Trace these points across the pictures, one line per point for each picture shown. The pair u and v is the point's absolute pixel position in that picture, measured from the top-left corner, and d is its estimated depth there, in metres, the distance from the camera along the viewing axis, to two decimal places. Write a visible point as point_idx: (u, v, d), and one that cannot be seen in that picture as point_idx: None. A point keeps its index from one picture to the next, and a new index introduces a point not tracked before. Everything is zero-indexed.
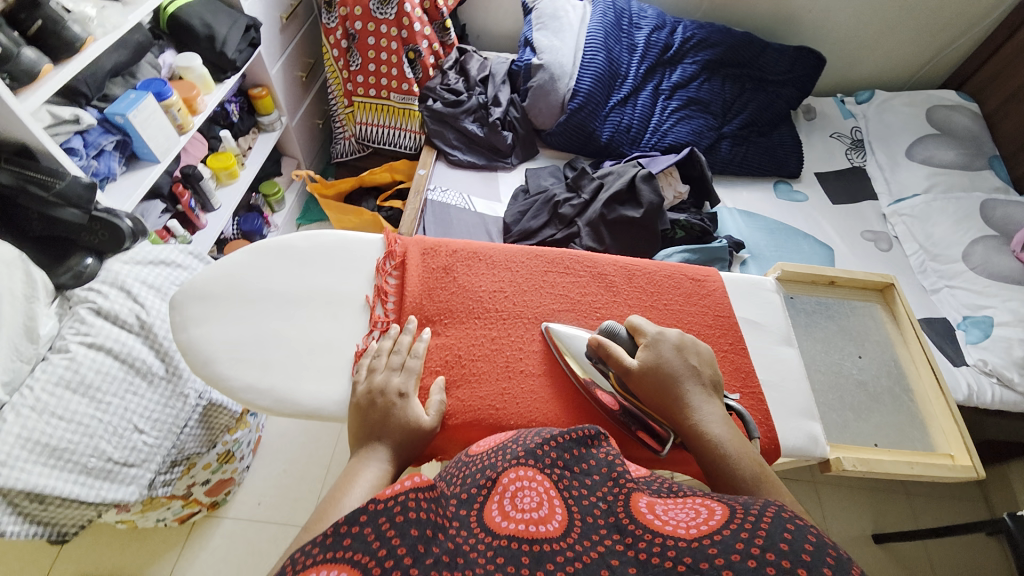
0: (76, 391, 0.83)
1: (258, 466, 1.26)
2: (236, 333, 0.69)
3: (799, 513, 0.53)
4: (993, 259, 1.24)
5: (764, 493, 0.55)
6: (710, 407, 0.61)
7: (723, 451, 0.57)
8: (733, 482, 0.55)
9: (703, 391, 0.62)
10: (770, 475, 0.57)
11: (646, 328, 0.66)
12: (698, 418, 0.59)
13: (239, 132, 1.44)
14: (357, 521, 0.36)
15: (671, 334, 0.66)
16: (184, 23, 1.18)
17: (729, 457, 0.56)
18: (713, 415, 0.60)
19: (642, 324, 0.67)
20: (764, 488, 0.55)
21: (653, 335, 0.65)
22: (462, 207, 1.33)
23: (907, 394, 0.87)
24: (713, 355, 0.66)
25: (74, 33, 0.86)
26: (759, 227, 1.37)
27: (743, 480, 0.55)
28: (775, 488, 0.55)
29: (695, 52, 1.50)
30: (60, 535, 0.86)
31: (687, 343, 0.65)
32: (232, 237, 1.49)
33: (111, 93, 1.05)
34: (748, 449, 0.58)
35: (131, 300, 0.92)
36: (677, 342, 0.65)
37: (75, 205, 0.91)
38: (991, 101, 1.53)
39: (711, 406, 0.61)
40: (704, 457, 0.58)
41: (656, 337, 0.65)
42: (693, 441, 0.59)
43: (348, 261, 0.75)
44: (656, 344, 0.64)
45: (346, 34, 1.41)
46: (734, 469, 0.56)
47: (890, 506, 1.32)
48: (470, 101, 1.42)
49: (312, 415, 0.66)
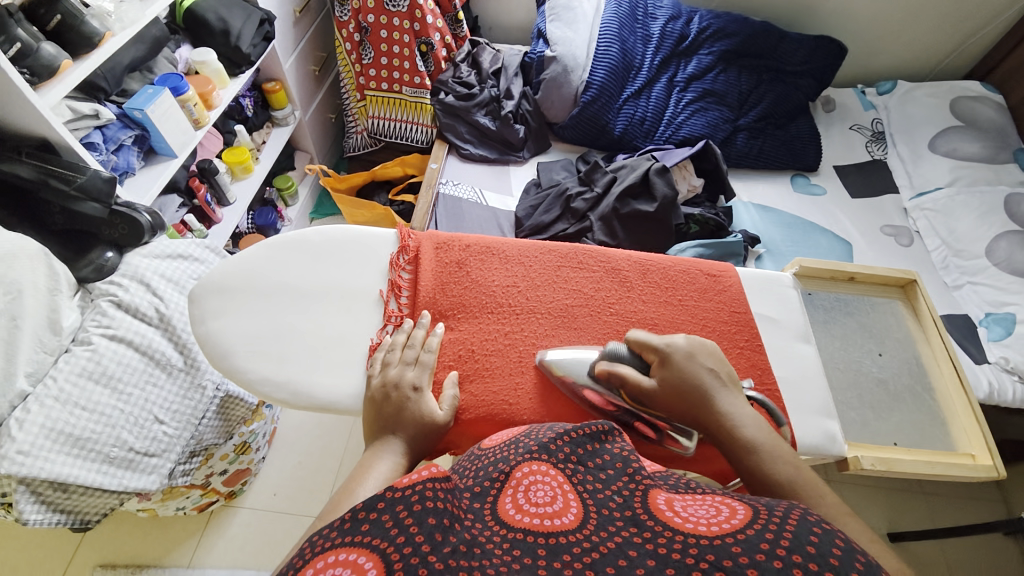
0: (98, 382, 0.85)
1: (273, 457, 1.28)
2: (253, 327, 0.70)
3: (845, 514, 0.50)
4: (1018, 255, 1.21)
5: (804, 496, 0.52)
6: (740, 406, 0.60)
7: (757, 453, 0.56)
8: (769, 485, 0.54)
9: (728, 390, 0.61)
10: (813, 476, 0.54)
11: (654, 342, 0.64)
12: (728, 421, 0.58)
13: (253, 126, 1.45)
14: (375, 507, 0.37)
15: (679, 343, 0.63)
16: (199, 17, 1.19)
17: (761, 459, 0.55)
18: (744, 415, 0.59)
19: (648, 338, 0.65)
20: (803, 493, 0.52)
21: (662, 350, 0.63)
22: (474, 201, 1.33)
23: (928, 393, 0.85)
24: (721, 351, 0.65)
25: (93, 27, 0.88)
26: (775, 222, 1.35)
27: (780, 483, 0.53)
28: (816, 490, 0.52)
29: (712, 43, 1.48)
30: (82, 522, 0.88)
31: (696, 347, 0.63)
32: (247, 231, 1.51)
33: (129, 88, 1.07)
34: (783, 449, 0.56)
35: (150, 293, 0.94)
36: (688, 348, 0.63)
37: (96, 199, 0.93)
38: (1020, 90, 1.48)
39: (740, 406, 0.60)
40: (740, 460, 0.57)
41: (666, 351, 0.63)
42: (727, 444, 0.58)
43: (362, 255, 0.75)
44: (667, 360, 0.62)
45: (358, 27, 1.41)
46: (770, 473, 0.54)
47: (907, 506, 1.30)
48: (482, 94, 1.41)
49: (327, 408, 0.67)
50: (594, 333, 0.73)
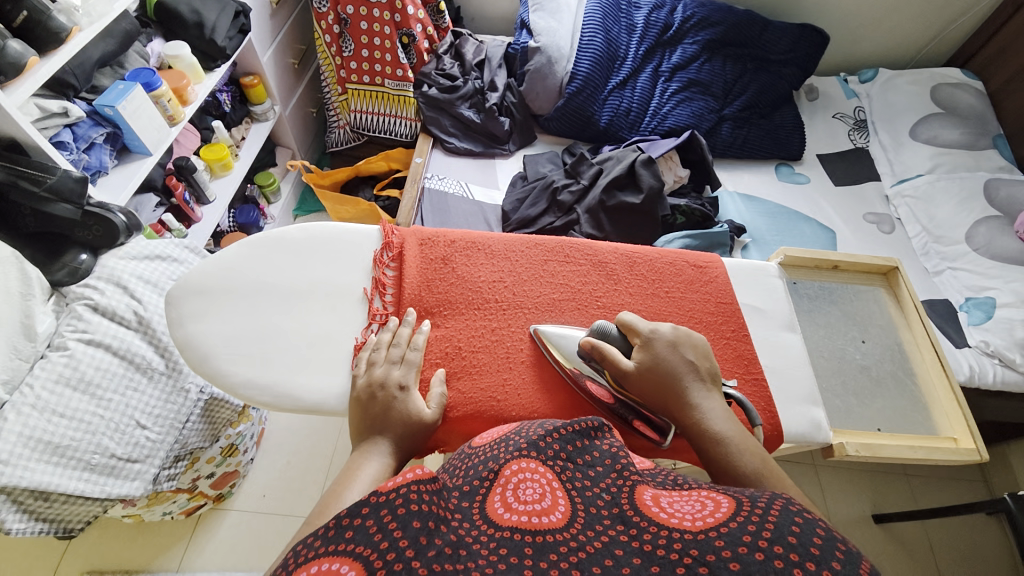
0: (77, 388, 0.82)
1: (261, 459, 1.27)
2: (234, 329, 0.68)
3: (807, 507, 0.52)
4: (997, 240, 1.23)
5: (769, 487, 0.53)
6: (712, 403, 0.60)
7: (725, 445, 0.56)
8: (735, 475, 0.54)
9: (704, 386, 0.61)
10: (778, 470, 0.55)
11: (639, 326, 0.65)
12: (699, 411, 0.59)
13: (232, 122, 1.43)
14: (360, 513, 0.36)
15: (664, 330, 0.64)
16: (171, 10, 1.16)
17: (730, 451, 0.56)
18: (716, 410, 0.59)
19: (635, 322, 0.65)
20: (768, 483, 0.54)
21: (646, 334, 0.64)
22: (460, 195, 1.32)
23: (910, 378, 0.86)
24: (708, 346, 0.65)
25: (61, 23, 0.84)
26: (761, 211, 1.35)
27: (746, 473, 0.54)
28: (782, 482, 0.54)
29: (696, 32, 1.47)
30: (66, 531, 0.86)
31: (680, 337, 0.64)
32: (229, 229, 1.48)
33: (99, 84, 1.03)
34: (752, 444, 0.57)
35: (128, 296, 0.91)
36: (671, 337, 0.63)
37: (67, 200, 0.90)
38: (997, 77, 1.50)
39: (713, 400, 0.60)
40: (706, 449, 0.57)
41: (650, 336, 0.63)
42: (696, 434, 0.58)
43: (345, 253, 0.74)
44: (650, 344, 0.63)
45: (338, 19, 1.37)
46: (738, 462, 0.55)
47: (891, 488, 1.33)
48: (466, 87, 1.39)
49: (312, 409, 0.66)
50: (581, 327, 0.73)
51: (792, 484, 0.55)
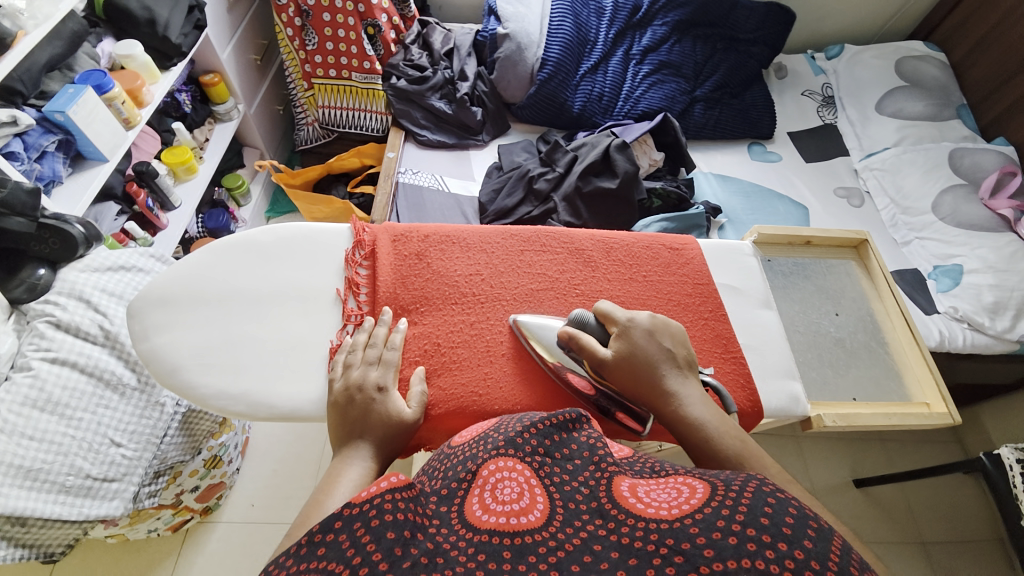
0: (44, 409, 0.79)
1: (247, 467, 1.24)
2: (202, 338, 0.66)
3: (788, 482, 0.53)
4: (962, 208, 1.26)
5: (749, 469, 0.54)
6: (690, 389, 0.60)
7: (705, 430, 0.56)
8: (715, 459, 0.55)
9: (680, 373, 0.61)
10: (757, 451, 0.56)
11: (617, 315, 0.64)
12: (677, 396, 0.59)
13: (193, 124, 1.37)
14: (332, 527, 0.35)
15: (641, 319, 0.64)
16: (120, 7, 1.09)
17: (711, 435, 0.56)
18: (694, 396, 0.59)
19: (612, 310, 0.65)
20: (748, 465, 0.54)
21: (624, 323, 0.63)
22: (435, 189, 1.30)
23: (882, 347, 0.89)
24: (684, 332, 0.66)
25: (4, 28, 0.79)
26: (735, 191, 1.37)
27: (726, 457, 0.55)
28: (759, 461, 0.55)
29: (665, 13, 1.46)
30: (48, 555, 0.83)
31: (658, 326, 0.64)
32: (198, 235, 1.44)
33: (48, 89, 0.97)
34: (729, 426, 0.57)
35: (92, 310, 0.88)
36: (649, 326, 0.63)
37: (20, 213, 0.85)
38: (960, 48, 1.53)
39: (691, 386, 0.61)
40: (686, 436, 0.57)
41: (628, 324, 0.63)
42: (676, 424, 0.58)
43: (315, 254, 0.72)
44: (628, 333, 0.62)
45: (299, 11, 1.32)
46: (717, 446, 0.55)
47: (870, 454, 1.37)
48: (435, 77, 1.36)
49: (289, 416, 0.64)
50: (560, 316, 0.73)
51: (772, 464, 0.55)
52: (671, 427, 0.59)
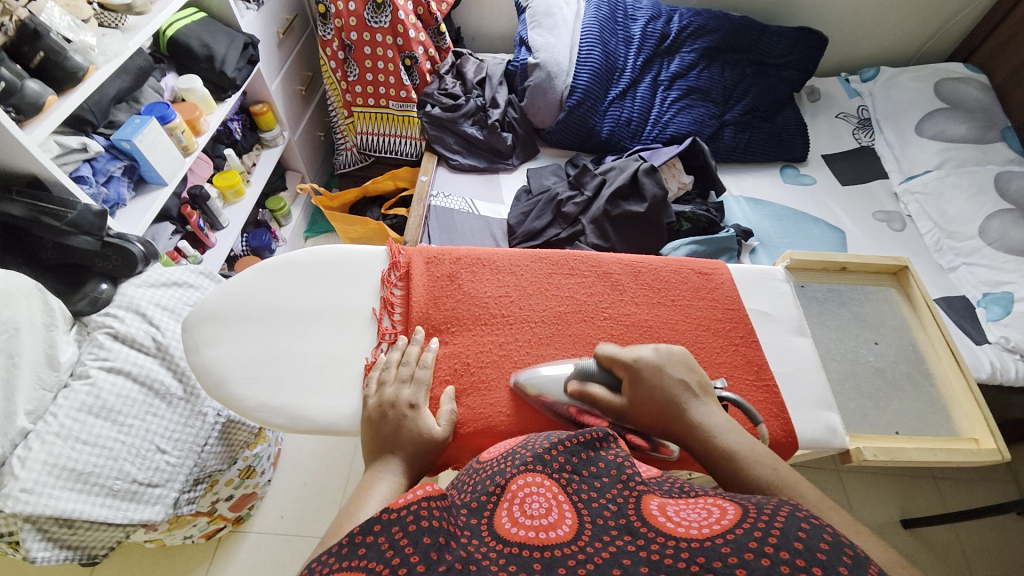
0: (98, 415, 0.84)
1: (278, 479, 1.28)
2: (248, 352, 0.70)
3: (825, 505, 0.50)
4: (1012, 233, 1.20)
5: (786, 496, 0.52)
6: (713, 417, 0.59)
7: (736, 459, 0.55)
8: (753, 489, 0.53)
9: (700, 401, 0.61)
10: (791, 473, 0.54)
11: (621, 358, 0.63)
12: (702, 429, 0.58)
13: (243, 149, 1.47)
14: (372, 530, 0.37)
15: (646, 356, 0.63)
16: (183, 45, 1.19)
17: (742, 466, 0.55)
18: (719, 424, 0.59)
19: (615, 353, 0.64)
20: (785, 492, 0.52)
21: (630, 364, 0.62)
22: (466, 212, 1.33)
23: (926, 379, 0.85)
24: (692, 357, 0.65)
25: (76, 62, 0.88)
26: (768, 214, 1.35)
27: (761, 486, 0.53)
28: (794, 487, 0.52)
29: (693, 40, 1.49)
30: (90, 557, 0.87)
31: (665, 358, 0.63)
32: (242, 253, 1.52)
33: (116, 120, 1.07)
34: (761, 451, 0.56)
35: (146, 322, 0.94)
36: (655, 363, 0.62)
37: (87, 233, 0.93)
38: (1003, 69, 1.49)
39: (714, 414, 0.60)
40: (721, 470, 0.56)
41: (633, 367, 0.62)
42: (708, 459, 0.57)
43: (352, 275, 0.75)
44: (636, 376, 0.62)
45: (342, 46, 1.42)
46: (752, 477, 0.54)
47: (918, 491, 1.29)
48: (468, 104, 1.42)
49: (325, 430, 0.66)
50: (588, 340, 0.73)
51: (812, 487, 0.52)
52: (704, 462, 0.58)
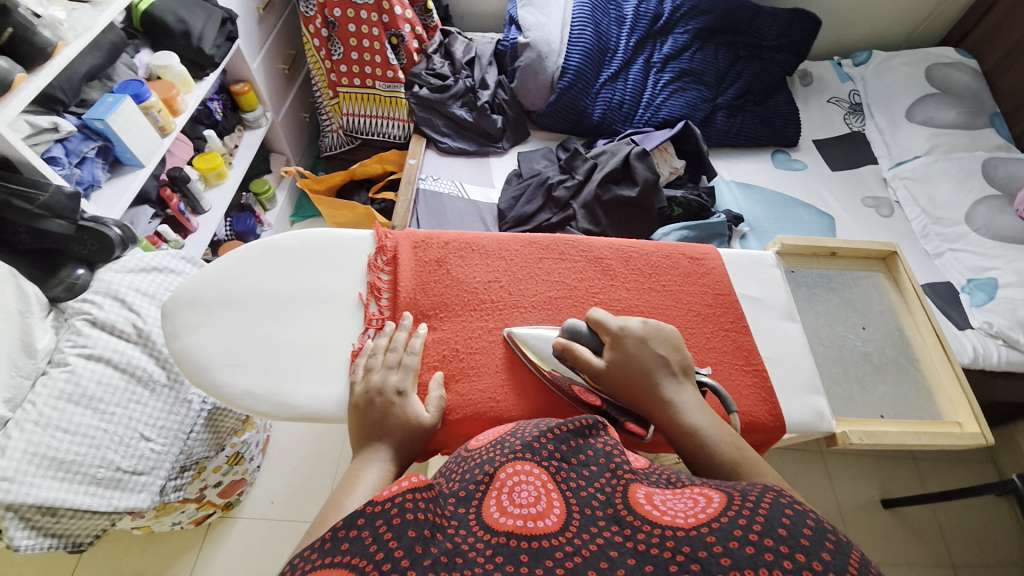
0: (79, 403, 0.82)
1: (267, 466, 1.27)
2: (231, 339, 0.68)
3: (784, 490, 0.51)
4: (997, 219, 1.22)
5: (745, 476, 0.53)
6: (686, 395, 0.59)
7: (701, 438, 0.56)
8: (712, 467, 0.54)
9: (675, 379, 0.61)
10: (754, 457, 0.55)
11: (609, 324, 0.64)
12: (674, 404, 0.58)
13: (223, 130, 1.41)
14: (355, 524, 0.37)
15: (634, 327, 0.63)
16: (157, 20, 1.14)
17: (707, 444, 0.55)
18: (690, 402, 0.59)
19: (604, 319, 0.65)
20: (746, 472, 0.53)
21: (615, 331, 0.63)
22: (455, 196, 1.31)
23: (912, 363, 0.86)
24: (679, 337, 0.65)
25: (45, 38, 0.84)
26: (758, 200, 1.34)
27: (723, 465, 0.54)
28: (755, 469, 0.53)
29: (687, 21, 1.46)
30: (76, 543, 0.86)
31: (652, 332, 0.63)
32: (226, 238, 1.48)
33: (88, 98, 1.02)
34: (727, 432, 0.56)
35: (126, 308, 0.91)
36: (641, 334, 0.63)
37: (60, 216, 0.89)
38: (993, 55, 1.48)
39: (687, 393, 0.60)
40: (684, 445, 0.57)
41: (619, 333, 0.63)
42: (672, 431, 0.58)
43: (337, 259, 0.73)
44: (620, 342, 0.62)
45: (326, 23, 1.37)
46: (712, 454, 0.55)
47: (898, 472, 1.32)
48: (457, 85, 1.38)
49: (311, 417, 0.65)
50: None
51: (771, 471, 0.54)
52: (669, 435, 0.58)
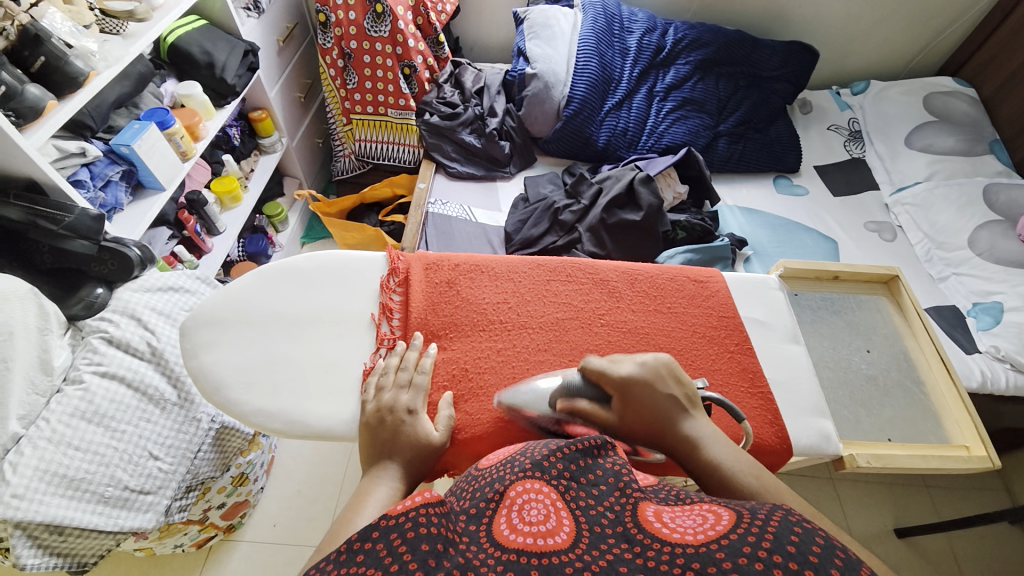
0: (91, 421, 0.83)
1: (272, 486, 1.27)
2: (245, 357, 0.70)
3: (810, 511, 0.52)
4: (1000, 244, 1.23)
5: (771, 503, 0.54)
6: (700, 429, 0.60)
7: (723, 470, 0.57)
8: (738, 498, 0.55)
9: (687, 416, 0.61)
10: (775, 480, 0.56)
11: (609, 373, 0.62)
12: (691, 440, 0.59)
13: (241, 155, 1.46)
14: (370, 537, 0.37)
15: (633, 373, 0.62)
16: (183, 51, 1.20)
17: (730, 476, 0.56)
18: (706, 435, 0.60)
19: (603, 367, 0.63)
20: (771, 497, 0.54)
21: (618, 382, 0.62)
22: (463, 219, 1.34)
23: (918, 386, 0.86)
24: (676, 363, 0.65)
25: (77, 67, 0.88)
26: (761, 224, 1.37)
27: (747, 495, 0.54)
28: (778, 492, 0.54)
29: (688, 53, 1.51)
30: (80, 566, 0.86)
31: (652, 374, 0.62)
32: (238, 259, 1.52)
33: (115, 125, 1.07)
34: (746, 459, 0.57)
35: (141, 327, 0.93)
36: (644, 380, 0.61)
37: (84, 237, 0.93)
38: (989, 84, 1.53)
39: (701, 426, 0.61)
40: (709, 480, 0.58)
41: (622, 384, 0.62)
42: (695, 467, 0.59)
43: (351, 280, 0.76)
44: (626, 392, 0.61)
45: (341, 54, 1.44)
46: (736, 485, 0.55)
47: (911, 500, 1.30)
48: (466, 113, 1.43)
49: (322, 435, 0.66)
50: (586, 346, 0.74)
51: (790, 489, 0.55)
52: (693, 472, 0.59)
